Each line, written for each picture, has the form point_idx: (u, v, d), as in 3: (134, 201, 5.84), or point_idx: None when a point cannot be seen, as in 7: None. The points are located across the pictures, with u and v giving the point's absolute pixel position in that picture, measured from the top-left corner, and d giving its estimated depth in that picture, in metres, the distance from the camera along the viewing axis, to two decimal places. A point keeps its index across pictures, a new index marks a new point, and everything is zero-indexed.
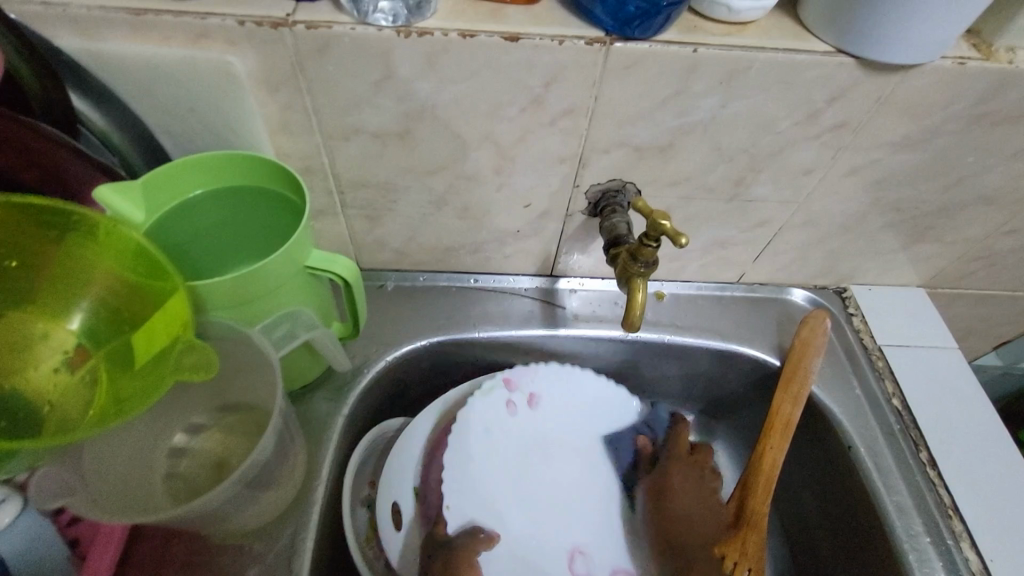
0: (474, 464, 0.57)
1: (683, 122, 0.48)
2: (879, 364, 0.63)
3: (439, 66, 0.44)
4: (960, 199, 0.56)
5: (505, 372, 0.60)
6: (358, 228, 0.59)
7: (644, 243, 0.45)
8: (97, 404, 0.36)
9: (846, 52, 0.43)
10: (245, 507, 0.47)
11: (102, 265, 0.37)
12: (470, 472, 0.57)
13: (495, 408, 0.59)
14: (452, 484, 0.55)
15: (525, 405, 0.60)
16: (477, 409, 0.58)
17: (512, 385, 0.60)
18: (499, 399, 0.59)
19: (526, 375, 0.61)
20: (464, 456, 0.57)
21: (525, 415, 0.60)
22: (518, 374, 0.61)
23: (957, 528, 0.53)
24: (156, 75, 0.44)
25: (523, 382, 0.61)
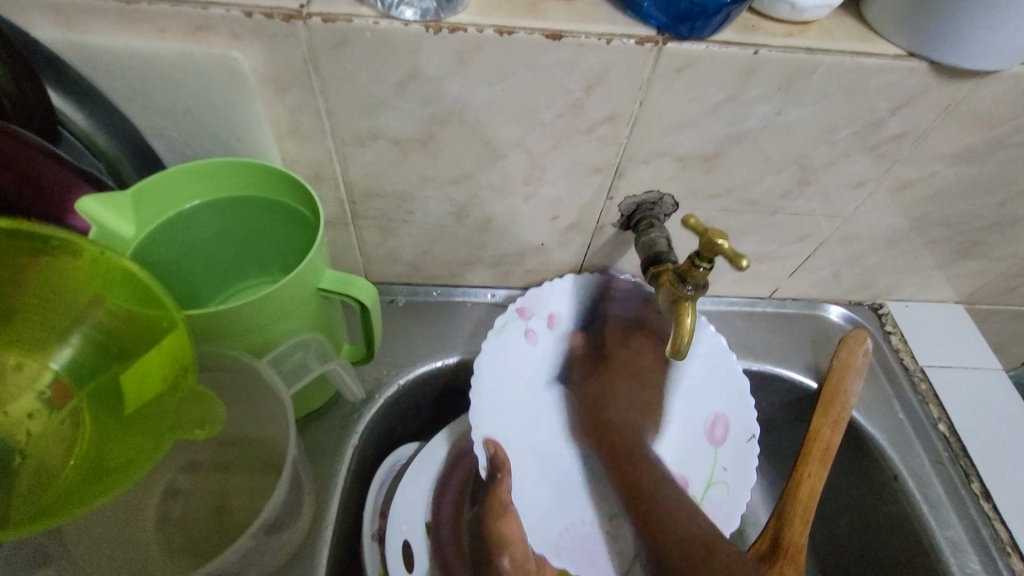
0: (498, 402, 0.53)
1: (734, 130, 0.44)
2: (922, 387, 0.60)
3: (470, 66, 0.39)
4: (1015, 214, 0.53)
5: (516, 303, 0.55)
6: (369, 241, 0.54)
7: (695, 263, 0.40)
8: (77, 455, 0.31)
9: (919, 55, 0.39)
10: (250, 559, 0.42)
11: (86, 292, 0.32)
12: (494, 417, 0.52)
13: (514, 342, 0.54)
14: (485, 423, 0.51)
15: (545, 330, 0.56)
16: (497, 347, 0.53)
17: (529, 313, 0.55)
18: (517, 331, 0.54)
19: (540, 300, 0.55)
20: (486, 406, 0.52)
21: (545, 337, 0.56)
22: (532, 300, 0.55)
23: (1016, 567, 0.50)
24: (148, 71, 0.38)
25: (540, 306, 0.56)
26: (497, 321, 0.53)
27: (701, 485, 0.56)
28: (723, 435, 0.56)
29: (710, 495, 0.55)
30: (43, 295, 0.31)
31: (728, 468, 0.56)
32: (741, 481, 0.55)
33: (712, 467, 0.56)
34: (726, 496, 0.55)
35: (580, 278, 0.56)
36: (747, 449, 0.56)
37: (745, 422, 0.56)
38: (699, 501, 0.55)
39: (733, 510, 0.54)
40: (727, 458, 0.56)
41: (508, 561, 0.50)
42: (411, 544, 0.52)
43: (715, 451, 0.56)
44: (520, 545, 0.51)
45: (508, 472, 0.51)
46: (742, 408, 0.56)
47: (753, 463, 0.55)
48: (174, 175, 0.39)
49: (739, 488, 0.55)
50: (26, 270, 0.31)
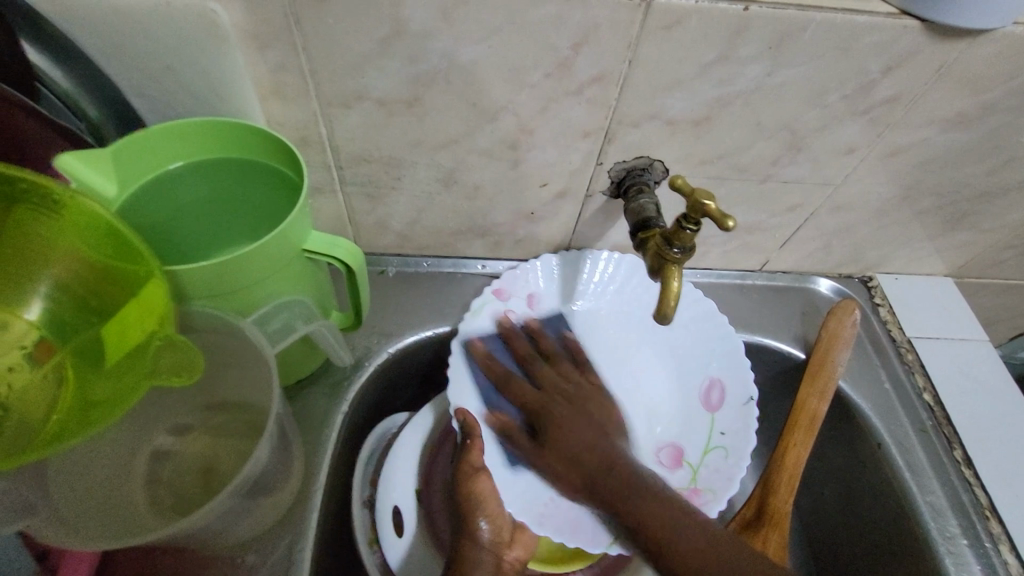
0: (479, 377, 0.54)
1: (724, 92, 0.43)
2: (909, 357, 0.60)
3: (456, 22, 0.38)
4: (1005, 183, 0.53)
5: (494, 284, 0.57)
6: (357, 208, 0.54)
7: (682, 226, 0.40)
8: (61, 408, 0.31)
9: (911, 14, 0.39)
10: (239, 519, 0.42)
11: (68, 246, 0.31)
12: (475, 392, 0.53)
13: (493, 322, 0.56)
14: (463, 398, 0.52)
15: (523, 310, 0.57)
16: (475, 329, 0.55)
17: (506, 294, 0.57)
18: (494, 312, 0.56)
19: (518, 281, 0.57)
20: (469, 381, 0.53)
21: (525, 317, 0.57)
22: (508, 282, 0.57)
23: (994, 531, 0.51)
24: (126, 27, 0.38)
25: (517, 287, 0.57)
26: (473, 304, 0.55)
27: (698, 451, 0.55)
28: (720, 400, 0.56)
29: (707, 461, 0.55)
30: (19, 248, 0.31)
31: (726, 431, 0.55)
32: (741, 443, 0.54)
33: (710, 432, 0.56)
34: (725, 460, 0.54)
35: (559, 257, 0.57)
36: (743, 414, 0.55)
37: (742, 386, 0.56)
38: (694, 467, 0.55)
39: (734, 474, 0.53)
40: (724, 422, 0.56)
41: (486, 524, 0.48)
42: (400, 509, 0.53)
43: (711, 417, 0.56)
44: (494, 506, 0.49)
45: (478, 436, 0.49)
46: (734, 371, 0.56)
47: (752, 424, 0.55)
48: (154, 134, 0.39)
49: (740, 450, 0.54)
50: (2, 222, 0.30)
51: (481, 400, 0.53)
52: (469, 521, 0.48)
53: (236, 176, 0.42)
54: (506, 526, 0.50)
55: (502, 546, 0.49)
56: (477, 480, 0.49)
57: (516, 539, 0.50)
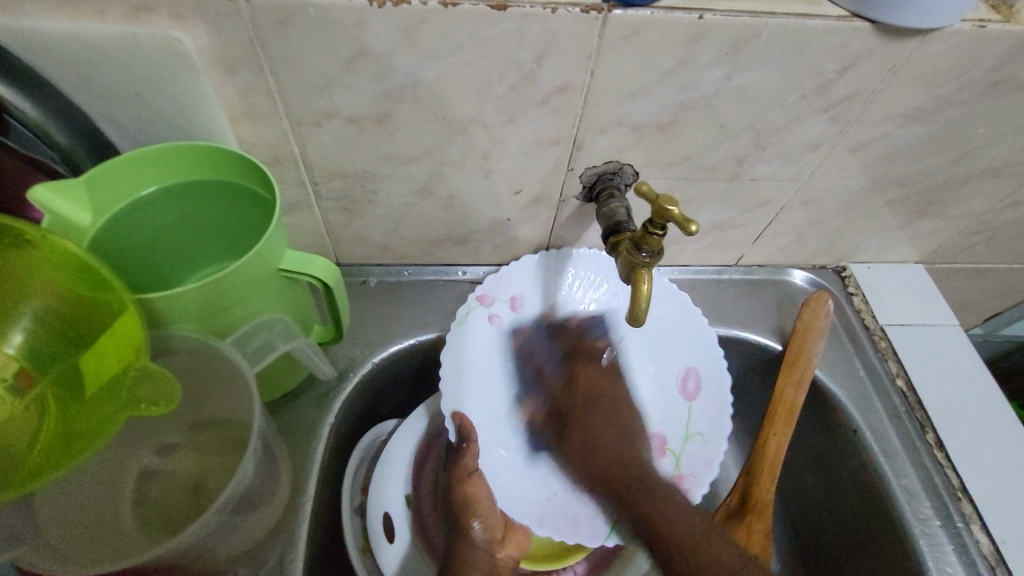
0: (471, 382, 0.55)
1: (686, 97, 0.44)
2: (881, 345, 0.62)
3: (418, 39, 0.39)
4: (967, 171, 0.54)
5: (476, 291, 0.57)
6: (335, 222, 0.54)
7: (649, 230, 0.41)
8: (43, 439, 0.31)
9: (862, 16, 0.40)
10: (231, 535, 0.43)
11: (42, 280, 0.32)
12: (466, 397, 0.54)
13: (480, 329, 0.56)
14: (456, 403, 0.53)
15: (507, 313, 0.58)
16: (462, 335, 0.55)
17: (490, 299, 0.57)
18: (479, 318, 0.57)
19: (499, 284, 0.58)
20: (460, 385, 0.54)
21: (510, 320, 0.58)
22: (490, 286, 0.57)
23: (966, 510, 0.52)
24: (93, 57, 0.38)
25: (499, 291, 0.58)
26: (458, 312, 0.56)
27: (679, 438, 0.56)
28: (696, 389, 0.58)
29: (687, 448, 0.56)
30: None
31: (703, 420, 0.56)
32: (717, 431, 0.56)
33: (688, 420, 0.57)
34: (703, 447, 0.55)
35: (541, 261, 0.58)
36: (720, 399, 0.57)
37: (718, 376, 0.57)
38: (676, 454, 0.55)
39: (712, 459, 0.55)
40: (701, 409, 0.57)
41: (478, 525, 0.49)
42: (391, 516, 0.54)
43: (689, 405, 0.57)
44: (486, 506, 0.50)
45: (474, 442, 0.51)
46: (711, 362, 0.58)
47: (728, 412, 0.56)
48: (126, 160, 0.39)
49: (717, 438, 0.56)
50: None
51: (470, 398, 0.54)
52: (464, 523, 0.49)
53: (212, 197, 0.43)
54: (498, 524, 0.51)
55: (494, 544, 0.49)
56: (471, 484, 0.51)
57: (509, 538, 0.51)
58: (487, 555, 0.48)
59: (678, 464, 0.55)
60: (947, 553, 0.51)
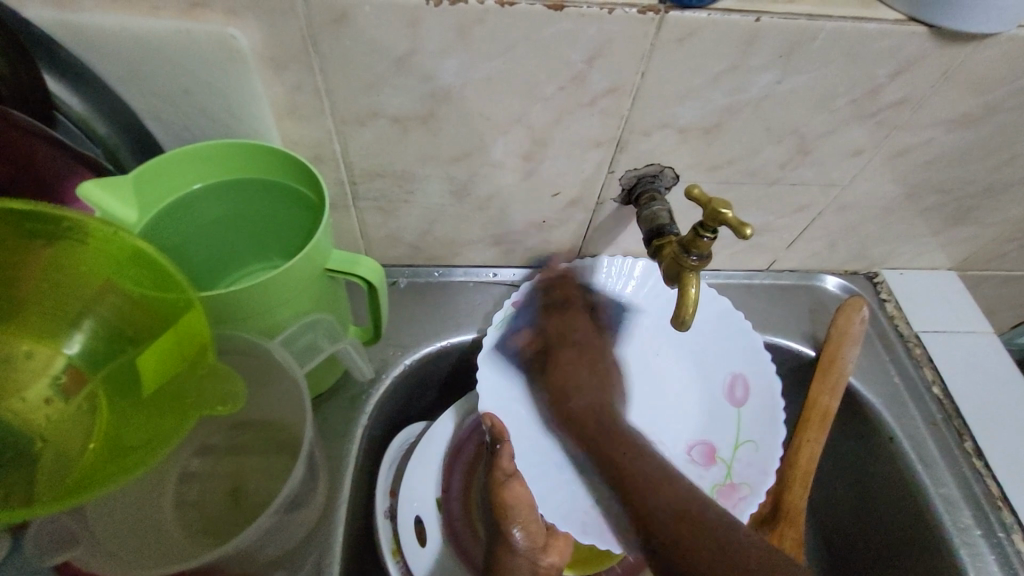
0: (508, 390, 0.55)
1: (735, 100, 0.44)
2: (916, 352, 0.61)
3: (471, 39, 0.39)
4: (1008, 178, 0.54)
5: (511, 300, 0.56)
6: (370, 222, 0.54)
7: (700, 234, 0.40)
8: (98, 440, 0.31)
9: (919, 19, 0.39)
10: (275, 539, 0.43)
11: (101, 278, 0.32)
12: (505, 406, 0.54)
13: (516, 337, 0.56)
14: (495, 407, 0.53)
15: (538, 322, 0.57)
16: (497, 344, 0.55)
17: (519, 310, 0.56)
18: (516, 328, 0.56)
19: (533, 293, 0.57)
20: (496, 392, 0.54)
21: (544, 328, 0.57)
22: (521, 297, 0.57)
23: (1007, 520, 0.52)
24: (146, 53, 0.38)
25: (533, 299, 0.57)
26: (495, 318, 0.55)
27: (729, 445, 0.56)
28: (743, 395, 0.57)
29: (739, 456, 0.55)
30: (53, 278, 0.31)
31: (751, 426, 0.56)
32: (769, 438, 0.55)
33: (738, 427, 0.56)
34: (755, 453, 0.55)
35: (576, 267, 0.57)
36: (770, 401, 0.56)
37: (766, 384, 0.56)
38: (727, 463, 0.55)
39: (766, 467, 0.54)
40: (750, 415, 0.56)
41: (520, 532, 0.48)
42: (423, 519, 0.54)
43: (737, 412, 0.57)
44: (526, 512, 0.49)
45: (508, 441, 0.50)
46: (757, 367, 0.57)
47: (778, 418, 0.55)
48: (175, 158, 0.38)
49: (770, 445, 0.55)
50: (34, 257, 0.30)
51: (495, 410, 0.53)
52: (505, 528, 0.48)
53: (257, 196, 0.42)
54: (539, 529, 0.50)
55: (537, 551, 0.49)
56: (512, 489, 0.49)
57: (551, 545, 0.50)
58: (529, 564, 0.48)
59: (730, 473, 0.55)
60: (989, 563, 0.50)
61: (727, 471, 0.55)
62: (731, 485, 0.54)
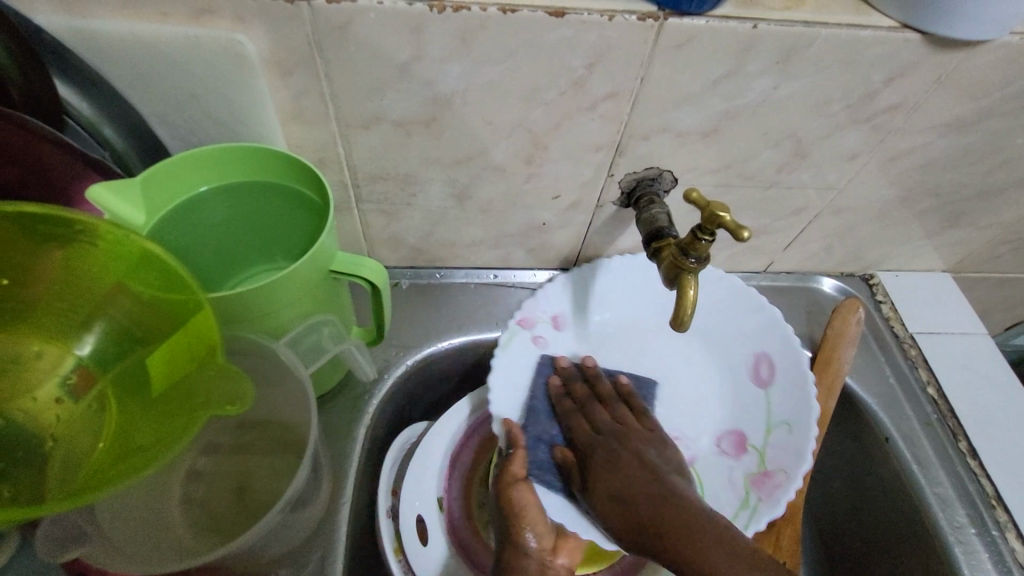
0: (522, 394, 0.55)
1: (732, 105, 0.45)
2: (911, 353, 0.62)
3: (473, 45, 0.39)
4: (1001, 182, 0.54)
5: (518, 313, 0.56)
6: (372, 224, 0.55)
7: (698, 237, 0.41)
8: (109, 437, 0.32)
9: (912, 26, 0.40)
10: (280, 535, 0.43)
11: (110, 279, 0.32)
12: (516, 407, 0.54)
13: (524, 351, 0.56)
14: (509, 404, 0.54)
15: (551, 331, 0.58)
16: (506, 359, 0.55)
17: (531, 322, 0.57)
18: (523, 341, 0.56)
19: (539, 305, 0.57)
20: (509, 402, 0.54)
21: (553, 338, 0.58)
22: (531, 309, 0.57)
23: (1001, 519, 0.53)
24: (153, 58, 0.38)
25: (540, 312, 0.57)
26: (501, 338, 0.55)
27: (761, 431, 0.55)
28: (770, 374, 0.57)
29: (771, 441, 0.55)
30: (63, 280, 0.32)
31: (785, 410, 0.55)
32: (803, 418, 0.53)
33: (768, 410, 0.56)
34: (791, 436, 0.54)
35: (578, 276, 0.58)
36: (800, 386, 0.54)
37: (792, 362, 0.55)
38: (759, 449, 0.55)
39: (801, 448, 0.52)
40: (780, 397, 0.56)
41: (532, 538, 0.47)
42: (424, 519, 0.54)
43: (765, 393, 0.56)
44: (536, 513, 0.48)
45: (521, 448, 0.50)
46: (782, 344, 0.56)
47: (810, 393, 0.54)
48: (182, 161, 0.39)
49: (805, 426, 0.53)
50: (43, 260, 0.31)
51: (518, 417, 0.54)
52: (516, 533, 0.47)
53: (261, 198, 0.43)
54: (550, 531, 0.48)
55: (547, 553, 0.47)
56: (519, 490, 0.49)
57: (561, 545, 0.48)
58: (540, 565, 0.46)
59: (764, 459, 0.54)
60: (983, 561, 0.51)
61: (760, 458, 0.54)
62: (765, 472, 0.53)
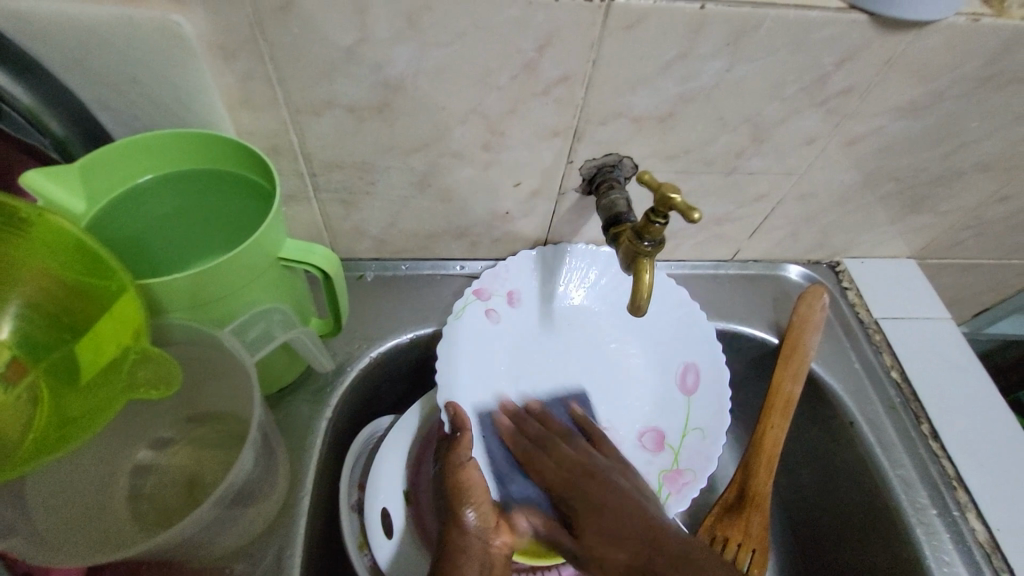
0: (473, 368, 0.55)
1: (686, 88, 0.44)
2: (876, 338, 0.62)
3: (421, 26, 0.39)
4: (957, 167, 0.55)
5: (474, 284, 0.57)
6: (333, 215, 0.54)
7: (651, 219, 0.41)
8: (37, 427, 0.31)
9: (860, 8, 0.40)
10: (227, 528, 0.42)
11: (33, 264, 0.31)
12: (463, 385, 0.54)
13: (476, 324, 0.56)
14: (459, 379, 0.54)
15: (506, 307, 0.58)
16: (459, 330, 0.55)
17: (487, 293, 0.57)
18: (478, 311, 0.56)
19: (496, 279, 0.58)
20: (457, 376, 0.54)
21: (507, 314, 0.58)
22: (489, 281, 0.57)
23: (961, 499, 0.53)
24: (90, 41, 0.37)
25: (496, 286, 0.58)
26: (456, 305, 0.55)
27: (676, 433, 0.57)
28: (694, 383, 0.58)
29: (686, 443, 0.56)
30: None
31: (701, 413, 0.57)
32: (717, 424, 0.56)
33: (687, 414, 0.57)
34: (703, 440, 0.56)
35: (536, 255, 0.58)
36: (718, 391, 0.57)
37: (714, 367, 0.58)
38: (676, 449, 0.56)
39: (711, 454, 0.55)
40: (700, 402, 0.57)
41: (473, 513, 0.46)
42: (389, 512, 0.53)
43: (687, 399, 0.58)
44: (482, 493, 0.48)
45: (468, 429, 0.50)
46: (710, 358, 0.58)
47: (724, 402, 0.57)
48: (123, 147, 0.38)
49: (715, 432, 0.56)
50: None
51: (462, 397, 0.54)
52: (456, 509, 0.46)
53: (205, 186, 0.42)
54: (493, 511, 0.48)
55: (490, 532, 0.47)
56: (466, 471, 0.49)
57: (503, 525, 0.48)
58: (483, 543, 0.46)
59: (676, 459, 0.56)
60: (944, 542, 0.51)
61: (675, 457, 0.56)
62: (676, 471, 0.55)
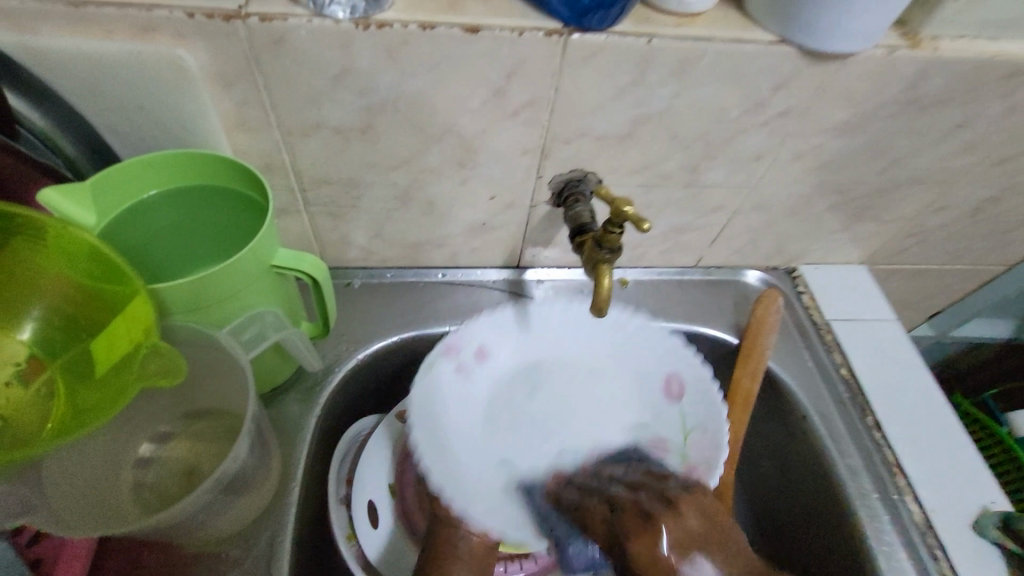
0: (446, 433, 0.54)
1: (641, 111, 0.49)
2: (827, 338, 0.67)
3: (400, 58, 0.43)
4: (893, 180, 0.60)
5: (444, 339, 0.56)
6: (322, 227, 0.58)
7: (609, 229, 0.46)
8: (55, 417, 0.34)
9: (789, 41, 0.45)
10: (223, 513, 0.46)
11: (53, 272, 0.35)
12: (438, 453, 0.53)
13: (445, 382, 0.55)
14: (434, 447, 0.52)
15: (473, 361, 0.57)
16: (427, 390, 0.54)
17: (457, 349, 0.56)
18: (446, 368, 0.55)
19: (464, 336, 0.56)
20: (429, 444, 0.53)
21: (475, 369, 0.57)
22: (457, 336, 0.56)
23: (900, 484, 0.57)
24: (100, 72, 0.42)
25: (466, 341, 0.56)
26: (426, 359, 0.54)
27: (679, 437, 0.55)
28: (680, 390, 0.58)
29: (689, 442, 0.55)
30: (15, 276, 0.35)
31: (691, 412, 0.56)
32: (714, 418, 0.55)
33: (682, 421, 0.56)
34: (706, 436, 0.55)
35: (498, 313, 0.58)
36: (707, 391, 0.56)
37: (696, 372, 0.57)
38: (682, 453, 0.54)
39: (720, 441, 0.54)
40: (691, 406, 0.57)
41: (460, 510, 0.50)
42: (375, 504, 0.57)
43: (679, 407, 0.57)
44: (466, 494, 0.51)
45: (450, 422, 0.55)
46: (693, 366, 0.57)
47: (715, 398, 0.56)
48: (130, 167, 0.42)
49: (715, 424, 0.55)
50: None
51: (444, 465, 0.52)
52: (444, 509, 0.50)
53: (202, 201, 0.46)
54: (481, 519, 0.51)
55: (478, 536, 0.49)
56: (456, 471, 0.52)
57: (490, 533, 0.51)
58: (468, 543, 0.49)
59: (685, 457, 0.53)
60: (884, 524, 0.56)
61: (682, 457, 0.53)
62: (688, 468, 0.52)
